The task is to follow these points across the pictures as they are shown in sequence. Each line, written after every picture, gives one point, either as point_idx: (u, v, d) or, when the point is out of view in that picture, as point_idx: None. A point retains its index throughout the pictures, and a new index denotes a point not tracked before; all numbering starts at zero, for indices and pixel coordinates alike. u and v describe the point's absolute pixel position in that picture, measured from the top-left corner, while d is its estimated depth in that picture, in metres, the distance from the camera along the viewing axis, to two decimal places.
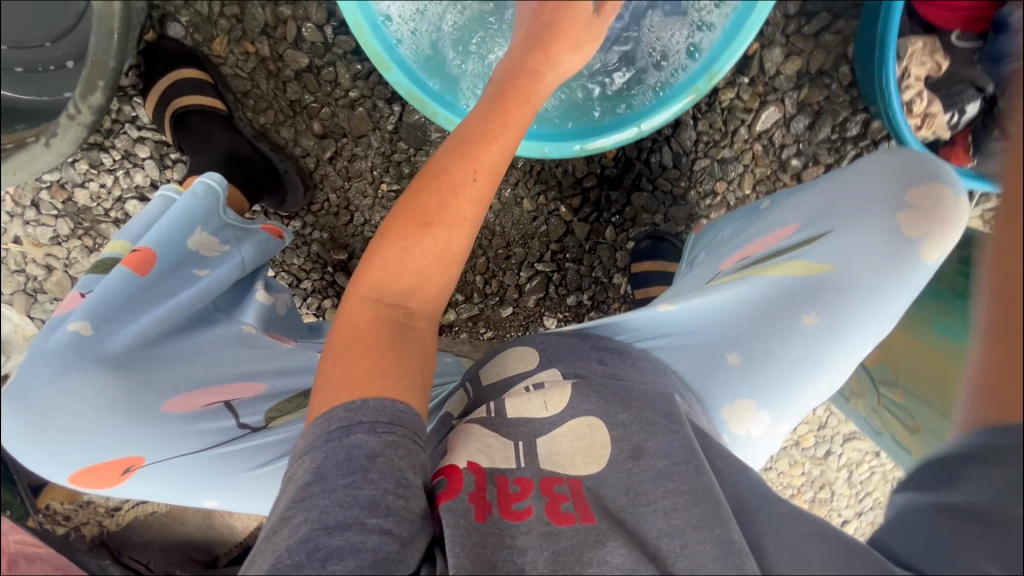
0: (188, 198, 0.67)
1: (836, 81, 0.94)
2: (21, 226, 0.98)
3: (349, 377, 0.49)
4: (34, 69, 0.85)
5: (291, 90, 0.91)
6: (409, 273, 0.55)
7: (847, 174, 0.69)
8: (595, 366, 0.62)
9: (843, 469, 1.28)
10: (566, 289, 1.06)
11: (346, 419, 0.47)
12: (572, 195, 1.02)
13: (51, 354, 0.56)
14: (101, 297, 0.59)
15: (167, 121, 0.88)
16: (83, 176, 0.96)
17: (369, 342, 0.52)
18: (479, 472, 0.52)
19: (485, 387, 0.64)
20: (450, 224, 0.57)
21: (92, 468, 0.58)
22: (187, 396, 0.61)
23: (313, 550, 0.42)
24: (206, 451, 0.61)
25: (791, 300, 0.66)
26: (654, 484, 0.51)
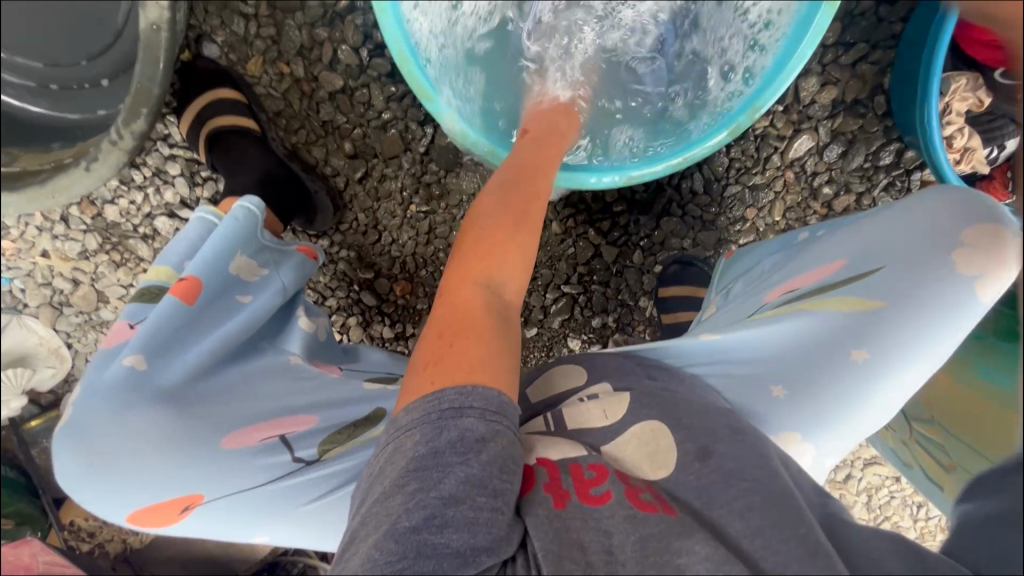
0: (229, 223, 0.68)
1: (871, 110, 0.93)
2: (50, 240, 0.98)
3: (457, 357, 0.51)
4: (68, 86, 0.85)
5: (324, 111, 0.91)
6: (502, 273, 0.60)
7: (889, 211, 0.72)
8: (646, 381, 0.66)
9: (862, 493, 1.28)
10: (592, 311, 1.06)
11: (458, 402, 0.48)
12: (601, 218, 1.02)
13: (108, 389, 0.56)
14: (153, 330, 0.59)
15: (203, 141, 0.87)
16: (113, 193, 0.96)
17: (475, 324, 0.54)
18: (551, 465, 0.57)
19: (535, 405, 0.70)
20: (526, 232, 0.63)
21: (154, 506, 0.58)
22: (245, 431, 0.62)
23: (429, 516, 0.45)
24: (267, 485, 0.61)
25: (840, 333, 0.66)
26: (726, 483, 0.55)
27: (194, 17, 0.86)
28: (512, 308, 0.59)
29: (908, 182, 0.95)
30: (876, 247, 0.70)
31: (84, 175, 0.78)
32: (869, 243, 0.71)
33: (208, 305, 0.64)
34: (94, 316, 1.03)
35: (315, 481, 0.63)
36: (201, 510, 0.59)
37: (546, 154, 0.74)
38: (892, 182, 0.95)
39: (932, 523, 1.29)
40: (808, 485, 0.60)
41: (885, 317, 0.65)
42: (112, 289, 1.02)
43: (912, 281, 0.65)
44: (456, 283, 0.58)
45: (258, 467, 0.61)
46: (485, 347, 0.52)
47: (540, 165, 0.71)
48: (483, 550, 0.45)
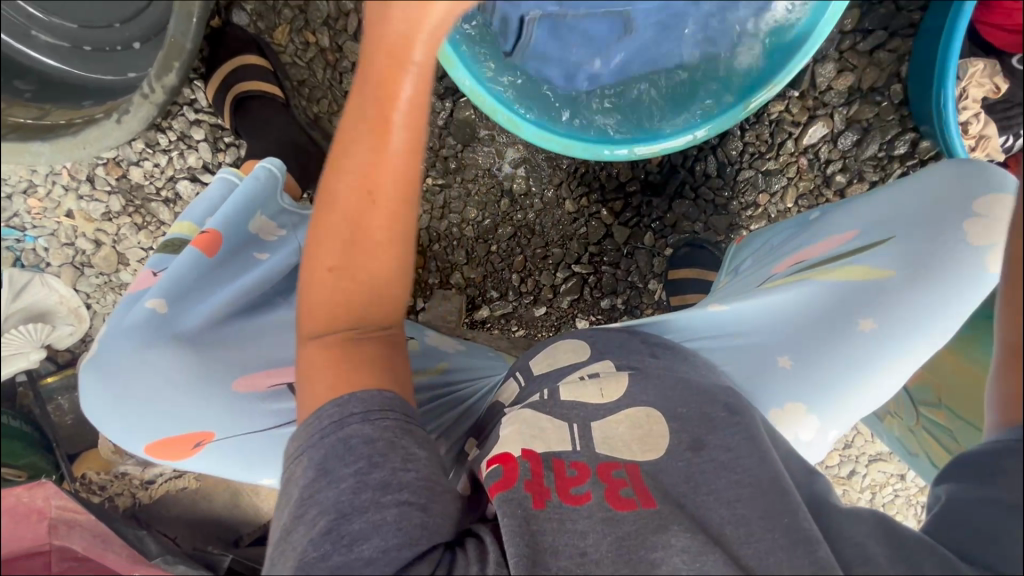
0: (251, 181, 0.68)
1: (887, 98, 0.93)
2: (76, 200, 1.01)
3: (322, 385, 0.52)
4: (101, 48, 0.88)
5: (347, 81, 0.93)
6: (342, 299, 0.54)
7: (907, 182, 0.73)
8: (648, 359, 0.68)
9: (867, 490, 1.27)
10: (601, 292, 1.07)
11: (338, 414, 0.50)
12: (614, 198, 1.02)
13: (129, 329, 0.57)
14: (174, 277, 0.60)
15: (227, 106, 0.90)
16: (139, 155, 0.98)
17: (322, 362, 0.53)
18: (535, 460, 0.58)
19: (536, 377, 0.71)
20: (366, 250, 0.53)
21: (165, 441, 0.59)
22: (255, 374, 0.62)
23: (336, 537, 0.46)
24: (275, 429, 0.62)
25: (850, 304, 0.68)
26: (717, 475, 0.56)
27: None
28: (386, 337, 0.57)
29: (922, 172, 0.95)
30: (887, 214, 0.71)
31: (115, 126, 0.80)
32: (876, 216, 0.72)
33: (226, 259, 0.65)
34: (114, 277, 1.06)
35: None
36: (213, 448, 0.61)
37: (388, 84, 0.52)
38: (906, 172, 0.96)
39: None
40: (796, 466, 0.60)
41: (894, 290, 0.66)
42: (133, 252, 1.04)
43: (923, 249, 0.66)
44: (310, 319, 0.55)
45: (268, 412, 0.62)
46: (335, 383, 0.52)
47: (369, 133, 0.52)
48: (393, 548, 0.46)
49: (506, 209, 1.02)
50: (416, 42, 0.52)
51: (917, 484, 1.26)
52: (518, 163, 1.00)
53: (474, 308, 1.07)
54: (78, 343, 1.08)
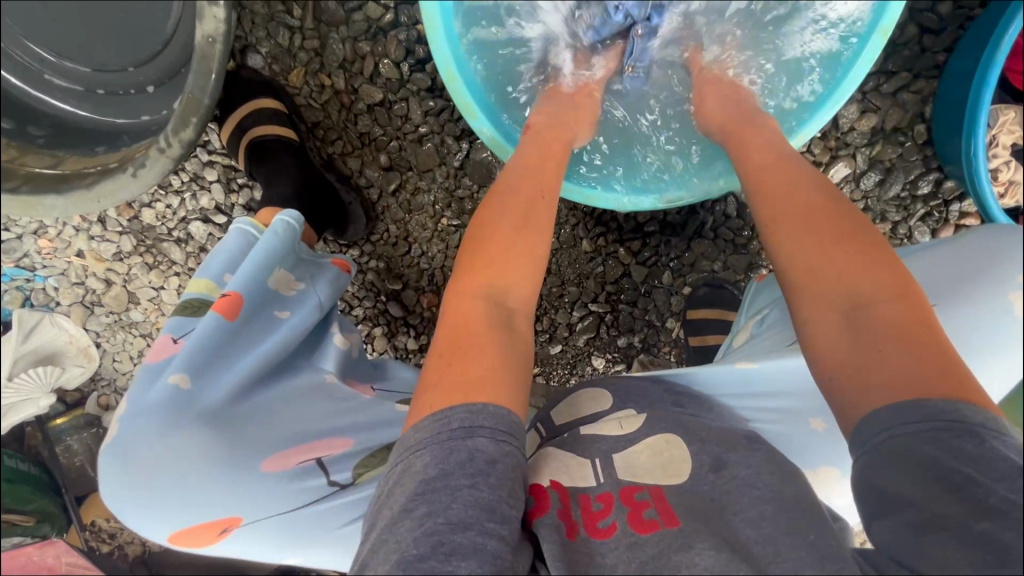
0: (270, 238, 0.66)
1: (911, 139, 0.92)
2: (86, 240, 1.00)
3: (463, 373, 0.52)
4: (115, 91, 0.88)
5: (362, 123, 0.92)
6: (503, 283, 0.60)
7: (957, 245, 0.68)
8: (673, 408, 0.67)
9: None
10: (617, 331, 1.06)
11: (469, 421, 0.49)
12: (632, 238, 1.00)
13: (153, 407, 0.55)
14: (196, 349, 0.58)
15: (241, 148, 0.88)
16: (151, 197, 0.97)
17: (479, 341, 0.55)
18: (562, 490, 0.60)
19: (559, 427, 0.71)
20: (531, 237, 0.63)
21: (191, 529, 0.56)
22: (282, 454, 0.60)
23: (437, 544, 0.44)
24: (303, 509, 0.60)
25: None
26: (740, 492, 0.54)
27: (240, 28, 0.88)
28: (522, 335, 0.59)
29: (946, 212, 0.94)
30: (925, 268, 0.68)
31: (130, 179, 0.76)
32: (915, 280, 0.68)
33: (247, 324, 0.63)
34: (124, 316, 1.04)
35: (332, 511, 0.61)
36: (239, 532, 0.58)
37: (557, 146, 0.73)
38: (930, 212, 0.94)
39: None
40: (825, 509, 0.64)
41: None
42: (143, 291, 1.03)
43: (970, 320, 0.63)
44: (459, 294, 0.59)
45: (298, 490, 0.60)
46: (484, 364, 0.53)
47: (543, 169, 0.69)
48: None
49: None
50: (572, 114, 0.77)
51: None
52: None
53: None
54: (87, 383, 1.06)
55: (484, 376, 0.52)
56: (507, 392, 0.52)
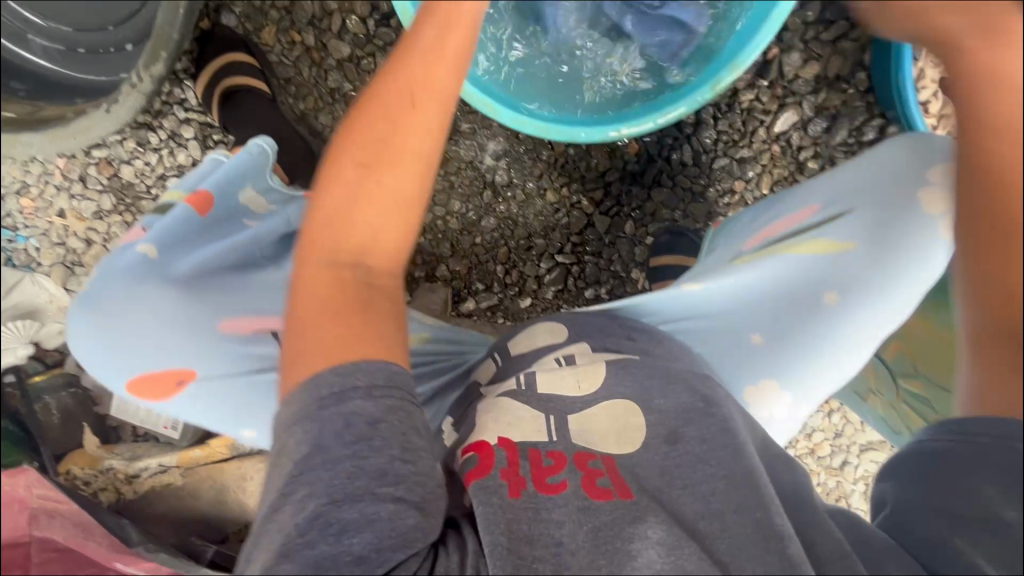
0: (242, 157, 0.69)
1: (853, 86, 0.97)
2: (68, 199, 1.03)
3: (320, 339, 0.52)
4: (95, 50, 0.92)
5: (331, 78, 0.96)
6: (358, 235, 0.57)
7: (871, 157, 0.79)
8: (626, 341, 0.73)
9: (860, 481, 1.29)
10: (584, 283, 1.09)
11: (339, 387, 0.50)
12: (594, 188, 1.05)
13: (123, 270, 0.60)
14: (166, 227, 0.63)
15: (216, 103, 0.93)
16: (130, 154, 1.00)
17: (330, 302, 0.55)
18: (511, 448, 0.60)
19: (514, 357, 0.75)
20: (394, 164, 0.57)
21: (148, 379, 0.61)
22: (240, 321, 0.65)
23: (325, 525, 0.46)
24: (255, 375, 0.65)
25: (812, 280, 0.78)
26: (692, 467, 0.58)
27: None
28: (393, 285, 0.59)
29: None
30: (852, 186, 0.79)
31: (105, 116, 0.82)
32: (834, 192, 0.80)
33: (218, 220, 0.67)
34: None
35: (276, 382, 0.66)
36: (194, 389, 0.63)
37: (450, 28, 0.59)
38: None
39: None
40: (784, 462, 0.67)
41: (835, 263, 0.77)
42: None
43: (878, 229, 0.75)
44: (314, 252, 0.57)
45: (252, 359, 0.65)
46: (335, 333, 0.53)
47: (415, 71, 0.58)
48: (387, 548, 0.47)
49: (489, 201, 1.05)
50: None
51: None
52: (500, 156, 1.02)
53: (460, 301, 1.09)
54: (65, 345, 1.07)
55: (340, 345, 0.52)
56: (371, 350, 0.53)
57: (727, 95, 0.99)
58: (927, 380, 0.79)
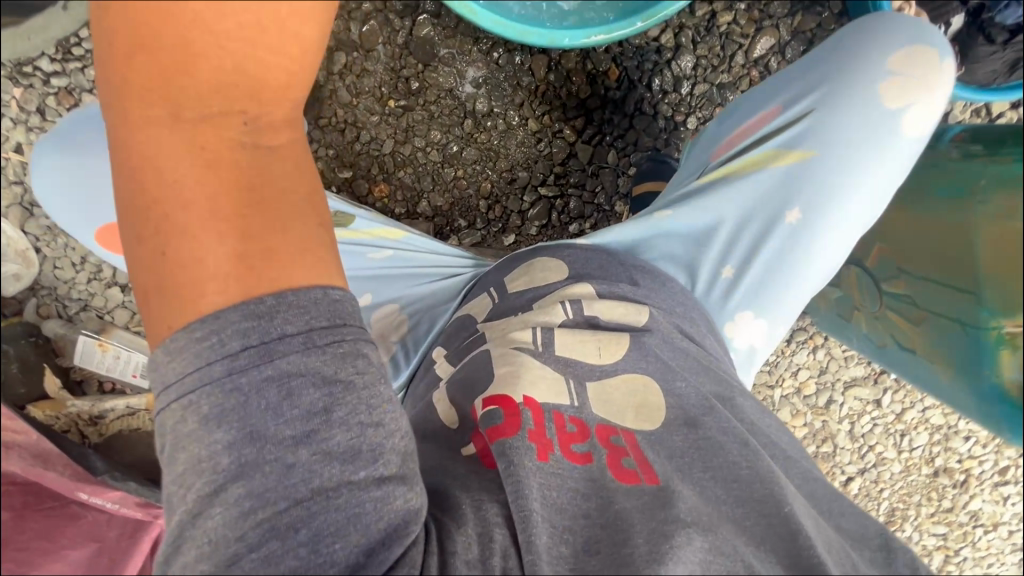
0: None
1: (827, 10, 0.99)
2: (25, 132, 0.98)
3: (214, 254, 0.44)
4: None
5: None
6: (205, 92, 0.43)
7: (829, 49, 0.80)
8: (628, 286, 0.74)
9: (845, 420, 1.31)
10: (568, 216, 1.08)
11: (266, 334, 0.44)
12: (575, 116, 1.04)
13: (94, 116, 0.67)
14: None
15: None
16: (92, 83, 0.96)
17: (211, 198, 0.44)
18: (535, 409, 0.61)
19: (511, 296, 0.76)
20: None
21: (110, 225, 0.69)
22: None
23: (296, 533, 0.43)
24: None
25: (781, 193, 0.79)
26: (713, 452, 0.61)
27: None
28: (286, 152, 0.49)
29: None
30: (818, 87, 0.79)
31: (62, 14, 0.91)
32: (795, 94, 0.80)
33: None
34: None
35: None
36: None
37: None
38: None
39: (916, 455, 1.35)
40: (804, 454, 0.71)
41: (800, 172, 0.78)
42: None
43: (837, 130, 0.76)
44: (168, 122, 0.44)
45: None
46: (233, 255, 0.44)
47: None
48: (375, 550, 0.46)
49: (471, 130, 1.02)
50: None
51: (892, 411, 1.32)
52: (480, 83, 1.00)
53: (443, 239, 1.07)
54: (26, 291, 1.04)
55: (249, 264, 0.44)
56: (300, 277, 0.46)
57: (705, 18, 1.00)
58: (909, 276, 0.81)
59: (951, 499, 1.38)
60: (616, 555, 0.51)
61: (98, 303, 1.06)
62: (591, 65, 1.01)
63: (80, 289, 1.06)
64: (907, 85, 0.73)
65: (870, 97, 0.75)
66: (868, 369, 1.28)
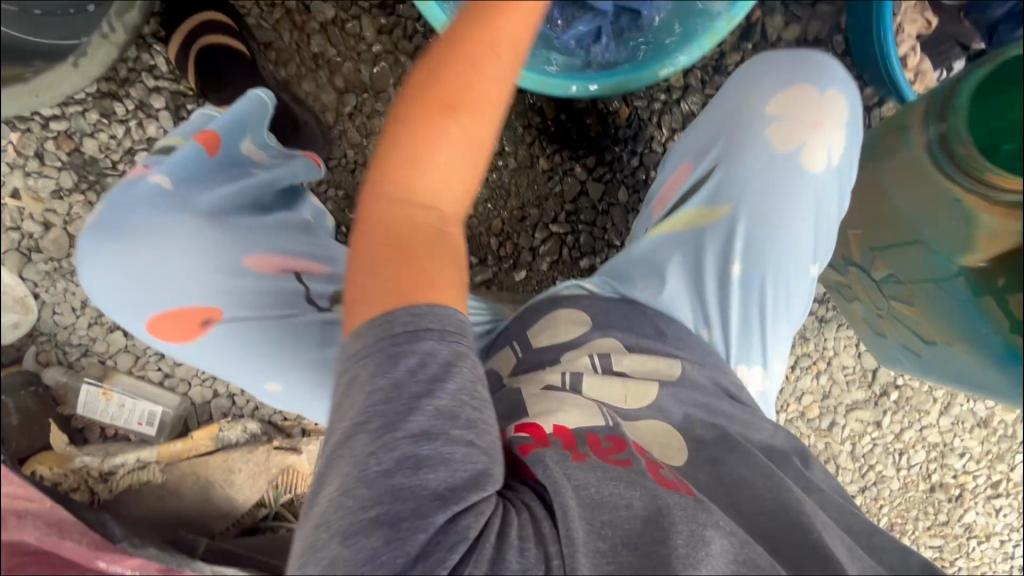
0: (243, 104, 0.68)
1: (832, 48, 1.00)
2: (22, 177, 0.95)
3: (386, 284, 0.50)
4: (53, 12, 0.85)
5: (315, 43, 0.94)
6: (424, 183, 0.51)
7: (722, 100, 0.81)
8: (656, 341, 0.75)
9: (847, 441, 1.34)
10: (579, 252, 1.08)
11: (413, 323, 0.48)
12: (586, 155, 1.04)
13: (139, 200, 0.58)
14: (179, 163, 0.61)
15: (191, 64, 0.89)
16: (93, 127, 0.93)
17: (396, 253, 0.50)
18: (568, 434, 0.61)
19: (536, 350, 0.75)
20: (476, 105, 0.50)
21: (173, 316, 0.62)
22: (271, 257, 0.66)
23: None
24: (286, 318, 0.66)
25: (719, 246, 0.77)
26: (737, 486, 0.62)
27: None
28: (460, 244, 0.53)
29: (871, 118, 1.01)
30: (713, 137, 0.80)
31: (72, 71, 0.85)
32: (702, 146, 0.82)
33: (225, 164, 0.66)
34: (64, 263, 0.99)
35: (309, 326, 0.67)
36: (221, 329, 0.64)
37: None
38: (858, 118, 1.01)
39: (913, 472, 1.39)
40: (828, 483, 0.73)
41: (726, 223, 0.76)
42: None
43: (746, 177, 0.76)
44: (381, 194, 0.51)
45: (281, 294, 0.66)
46: (394, 282, 0.50)
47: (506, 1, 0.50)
48: (461, 488, 0.47)
49: None
50: None
51: (891, 431, 1.35)
52: None
53: None
54: (24, 338, 1.01)
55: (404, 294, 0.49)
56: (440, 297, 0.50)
57: (714, 57, 1.01)
58: (880, 253, 0.86)
59: (946, 513, 1.42)
60: (654, 554, 0.49)
61: (100, 348, 1.03)
62: (601, 104, 1.03)
63: (81, 334, 1.02)
64: (792, 125, 0.74)
65: (761, 143, 0.76)
66: (869, 392, 1.31)
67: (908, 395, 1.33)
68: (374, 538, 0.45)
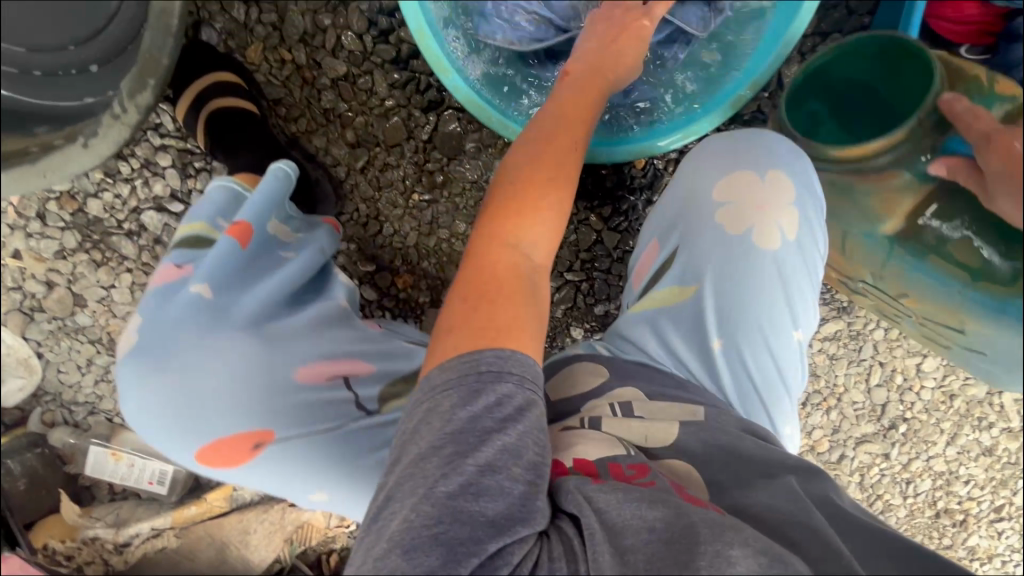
0: (270, 181, 0.70)
1: None
2: (24, 238, 0.92)
3: (482, 325, 0.53)
4: (53, 73, 0.86)
5: (325, 98, 0.92)
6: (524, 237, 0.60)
7: (678, 178, 0.81)
8: (679, 389, 0.70)
9: (855, 472, 1.36)
10: (594, 299, 1.06)
11: (497, 363, 0.51)
12: (602, 204, 1.03)
13: (182, 313, 0.61)
14: (215, 267, 0.63)
15: (200, 126, 0.87)
16: (97, 186, 0.91)
17: (498, 295, 0.56)
18: (587, 465, 0.60)
19: (555, 401, 0.73)
20: (559, 183, 0.63)
21: (221, 443, 0.61)
22: (318, 366, 0.67)
23: None
24: (334, 430, 0.66)
25: (698, 322, 0.75)
26: (760, 517, 0.58)
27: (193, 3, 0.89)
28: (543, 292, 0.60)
29: None
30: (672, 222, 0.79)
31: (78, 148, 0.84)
32: (663, 223, 0.81)
33: (256, 256, 0.68)
34: (68, 321, 0.95)
35: (353, 433, 0.67)
36: (270, 449, 0.63)
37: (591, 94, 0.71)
38: None
39: (920, 500, 1.39)
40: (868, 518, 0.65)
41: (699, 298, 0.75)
42: (91, 291, 0.94)
43: (712, 252, 0.75)
44: (484, 244, 0.59)
45: (326, 400, 0.66)
46: (491, 321, 0.54)
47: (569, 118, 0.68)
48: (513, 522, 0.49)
49: None
50: (610, 74, 0.74)
51: (899, 462, 1.36)
52: None
53: None
54: (29, 399, 0.98)
55: (502, 335, 0.53)
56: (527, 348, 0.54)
57: None
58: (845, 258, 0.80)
59: (951, 537, 1.42)
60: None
61: (107, 405, 0.99)
62: None
63: (87, 392, 0.98)
64: (737, 211, 0.75)
65: (713, 228, 0.75)
66: (877, 426, 1.33)
67: (917, 427, 1.33)
68: (433, 557, 0.46)
